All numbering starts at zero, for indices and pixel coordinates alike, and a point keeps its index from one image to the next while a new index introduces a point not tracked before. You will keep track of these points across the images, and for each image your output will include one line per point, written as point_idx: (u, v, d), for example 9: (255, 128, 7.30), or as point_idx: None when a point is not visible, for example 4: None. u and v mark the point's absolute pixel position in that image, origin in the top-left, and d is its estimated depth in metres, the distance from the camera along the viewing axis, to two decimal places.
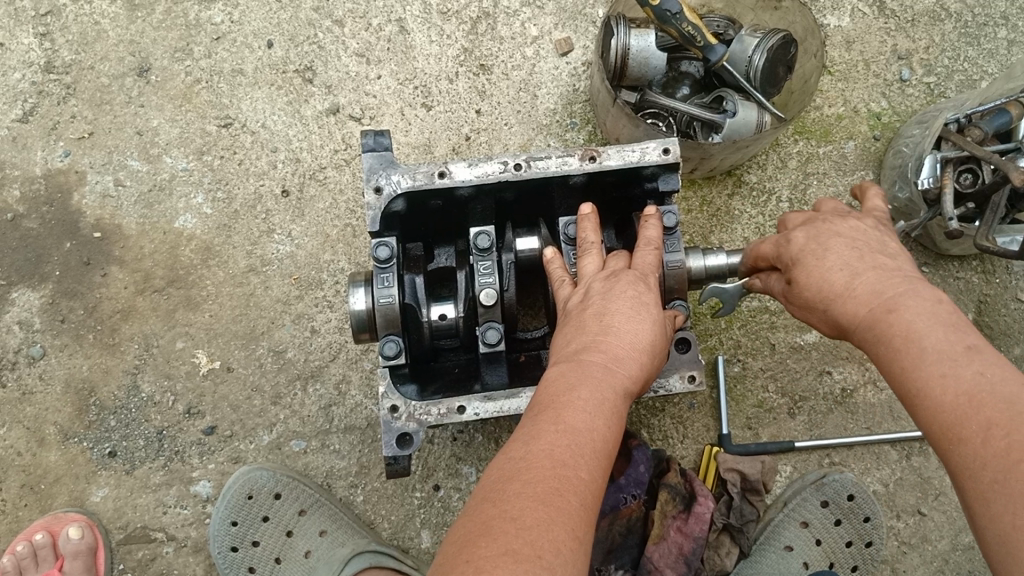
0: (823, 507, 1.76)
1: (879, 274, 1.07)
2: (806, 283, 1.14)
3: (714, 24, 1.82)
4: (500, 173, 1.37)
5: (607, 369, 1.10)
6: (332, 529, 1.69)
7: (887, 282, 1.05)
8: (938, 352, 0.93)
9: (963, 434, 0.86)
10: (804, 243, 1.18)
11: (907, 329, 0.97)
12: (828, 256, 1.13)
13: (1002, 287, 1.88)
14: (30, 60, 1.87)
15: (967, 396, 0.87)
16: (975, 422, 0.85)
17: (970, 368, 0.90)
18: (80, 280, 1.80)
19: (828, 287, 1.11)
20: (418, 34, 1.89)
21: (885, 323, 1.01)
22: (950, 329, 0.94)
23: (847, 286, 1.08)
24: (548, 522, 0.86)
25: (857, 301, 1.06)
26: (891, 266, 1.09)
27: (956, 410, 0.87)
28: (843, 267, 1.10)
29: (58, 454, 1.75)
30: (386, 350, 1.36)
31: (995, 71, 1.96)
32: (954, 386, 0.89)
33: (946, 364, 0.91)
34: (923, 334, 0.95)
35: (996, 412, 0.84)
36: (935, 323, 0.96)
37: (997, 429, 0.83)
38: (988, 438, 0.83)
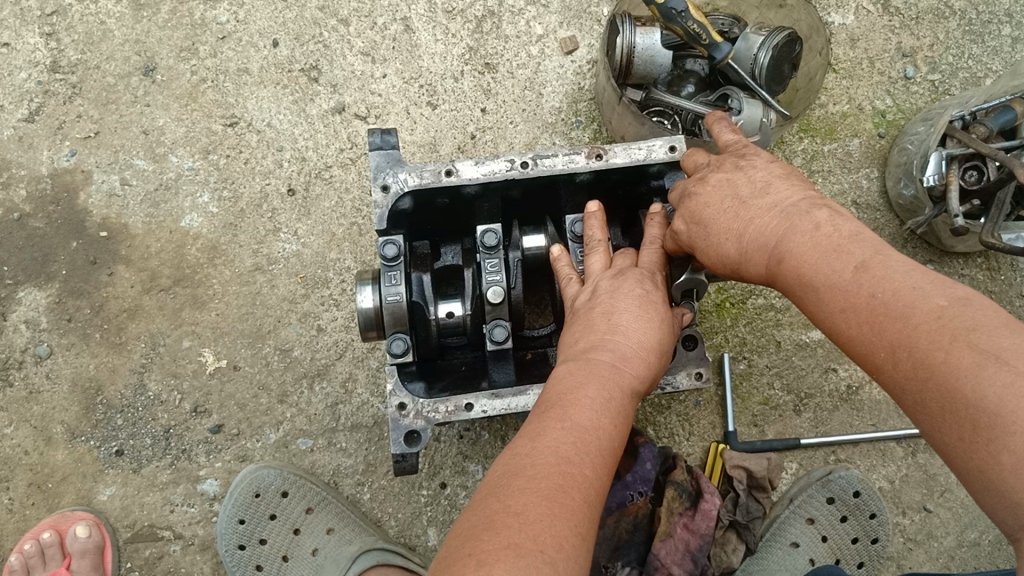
0: (829, 504, 1.76)
1: (754, 220, 1.07)
2: (706, 263, 1.15)
3: (719, 22, 1.82)
4: (507, 171, 1.36)
5: (614, 368, 1.10)
6: (339, 527, 1.69)
7: (766, 228, 1.05)
8: (833, 288, 0.95)
9: (877, 364, 0.89)
10: (684, 226, 1.17)
11: (799, 275, 0.99)
12: (710, 229, 1.13)
13: (1007, 284, 1.88)
14: (35, 59, 1.87)
15: (868, 326, 0.90)
16: (881, 347, 0.88)
17: (862, 296, 0.91)
18: (87, 280, 1.80)
19: (726, 260, 1.11)
20: (423, 33, 1.90)
21: (781, 275, 1.02)
22: (833, 258, 0.95)
23: (741, 253, 1.09)
24: (551, 518, 0.86)
25: (752, 262, 1.07)
26: (764, 204, 1.07)
27: (863, 342, 0.91)
28: (728, 229, 1.10)
29: (65, 453, 1.75)
30: (394, 348, 1.36)
31: (999, 69, 1.96)
32: (855, 319, 0.92)
33: (842, 298, 0.93)
34: (813, 272, 0.97)
35: (895, 332, 0.87)
36: (819, 256, 0.97)
37: (901, 353, 0.86)
38: (897, 363, 0.86)
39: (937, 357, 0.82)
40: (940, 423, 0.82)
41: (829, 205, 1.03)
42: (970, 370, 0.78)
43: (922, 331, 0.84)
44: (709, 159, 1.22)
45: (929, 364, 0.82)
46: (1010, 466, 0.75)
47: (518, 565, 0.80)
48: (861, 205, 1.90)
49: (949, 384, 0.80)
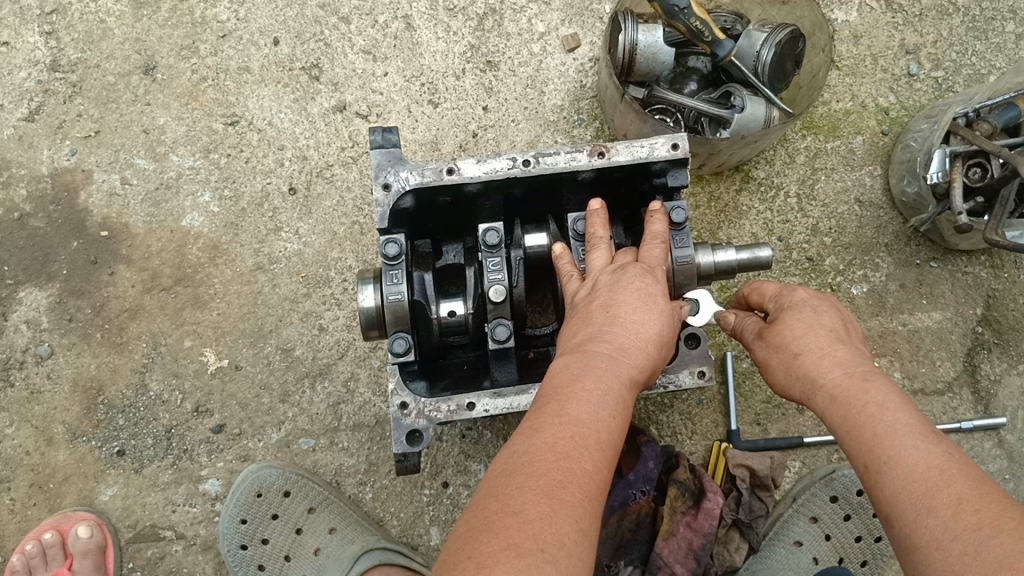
0: (832, 502, 1.75)
1: (857, 350, 1.13)
2: (787, 331, 1.16)
3: (722, 19, 1.81)
4: (509, 169, 1.36)
5: (613, 360, 1.09)
6: (341, 527, 1.68)
7: (865, 362, 1.10)
8: (909, 429, 0.97)
9: (931, 503, 0.88)
10: (804, 298, 1.21)
11: (883, 401, 1.02)
12: (818, 316, 1.17)
13: (1011, 282, 1.88)
14: (35, 58, 1.87)
15: (936, 470, 0.91)
16: (944, 493, 0.88)
17: (940, 449, 0.94)
18: (88, 279, 1.80)
19: (807, 343, 1.13)
20: (424, 31, 1.89)
21: (860, 391, 1.05)
22: (919, 415, 1.00)
23: (827, 347, 1.12)
24: (551, 515, 0.86)
25: (835, 361, 1.10)
26: (868, 349, 1.15)
27: (925, 481, 0.90)
28: (831, 331, 1.14)
29: (67, 453, 1.75)
30: (396, 347, 1.35)
31: (1003, 65, 1.95)
32: (926, 459, 0.93)
33: (918, 439, 0.96)
34: (897, 408, 1.01)
35: (965, 489, 0.88)
36: (908, 404, 1.01)
37: (966, 503, 0.86)
38: (959, 511, 0.85)
39: (1009, 523, 0.82)
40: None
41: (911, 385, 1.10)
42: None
43: (995, 501, 0.85)
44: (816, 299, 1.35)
45: (998, 524, 0.82)
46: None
47: (519, 566, 0.79)
48: (864, 203, 1.89)
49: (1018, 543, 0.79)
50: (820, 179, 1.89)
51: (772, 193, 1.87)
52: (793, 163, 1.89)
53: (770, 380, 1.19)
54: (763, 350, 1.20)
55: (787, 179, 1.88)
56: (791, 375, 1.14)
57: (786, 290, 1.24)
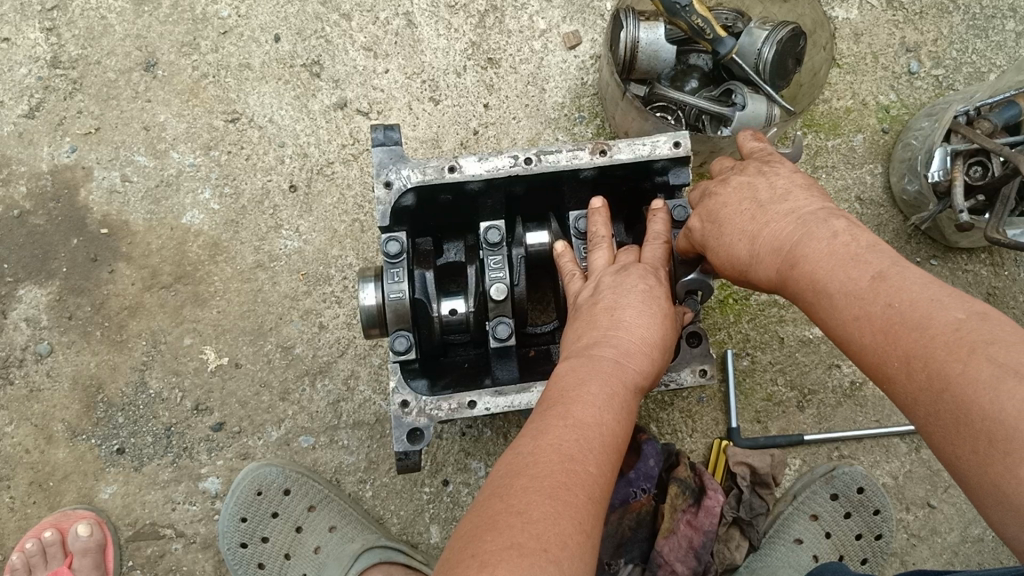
0: (833, 500, 1.74)
1: (772, 226, 1.06)
2: (719, 261, 1.14)
3: (723, 16, 1.81)
4: (511, 167, 1.36)
5: (617, 364, 1.09)
6: (341, 525, 1.68)
7: (782, 234, 1.04)
8: (844, 295, 0.92)
9: (888, 373, 0.85)
10: (701, 227, 1.19)
11: (814, 279, 0.97)
12: (724, 227, 1.13)
13: (1011, 280, 1.88)
14: (35, 55, 1.86)
15: (882, 334, 0.87)
16: (895, 354, 0.84)
17: (876, 303, 0.88)
18: (88, 277, 1.79)
19: (737, 259, 1.10)
20: (425, 28, 1.89)
21: (794, 280, 1.00)
22: (849, 265, 0.93)
23: (751, 254, 1.08)
24: (555, 516, 0.86)
25: (764, 264, 1.06)
26: (783, 211, 1.06)
27: (875, 351, 0.87)
28: (744, 232, 1.10)
29: (67, 451, 1.75)
30: (397, 346, 1.34)
31: (1003, 64, 1.95)
32: (868, 326, 0.88)
33: (855, 305, 0.91)
34: (827, 279, 0.95)
35: (908, 343, 0.83)
36: (835, 264, 0.95)
37: (915, 362, 0.82)
38: (911, 373, 0.83)
39: (953, 369, 0.78)
40: (957, 440, 0.78)
41: (848, 216, 1.01)
42: (988, 383, 0.75)
43: (938, 344, 0.81)
44: (735, 164, 1.23)
45: (944, 377, 0.79)
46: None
47: (522, 565, 0.79)
48: (865, 201, 1.89)
49: (965, 397, 0.77)
50: (821, 177, 1.89)
51: None
52: None
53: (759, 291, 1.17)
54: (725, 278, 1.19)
55: None
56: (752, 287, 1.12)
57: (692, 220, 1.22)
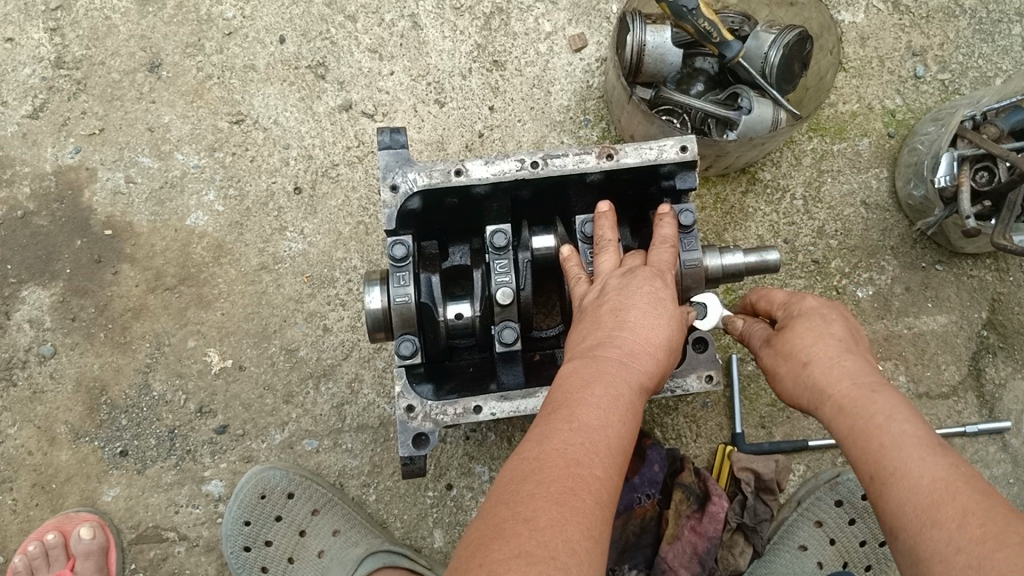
0: (837, 506, 1.74)
1: (863, 358, 1.12)
2: (795, 337, 1.16)
3: (729, 20, 1.81)
4: (517, 171, 1.35)
5: (622, 365, 1.09)
6: (345, 529, 1.68)
7: (871, 368, 1.10)
8: (915, 440, 0.98)
9: (936, 517, 0.90)
10: (814, 305, 1.19)
11: (888, 412, 1.02)
12: (832, 320, 1.16)
13: (1016, 286, 1.87)
14: (40, 55, 1.86)
15: (944, 482, 0.92)
16: (953, 507, 0.89)
17: (946, 463, 0.95)
18: (92, 278, 1.79)
19: (813, 351, 1.13)
20: (430, 29, 1.88)
21: (865, 399, 1.05)
22: (927, 425, 1.00)
23: (838, 352, 1.11)
24: (562, 522, 0.85)
25: (841, 370, 1.09)
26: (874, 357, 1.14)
27: (932, 492, 0.92)
28: (836, 336, 1.14)
29: (70, 453, 1.74)
30: (403, 350, 1.35)
31: (1010, 68, 1.94)
32: (932, 472, 0.94)
33: (924, 452, 0.96)
34: (902, 420, 1.01)
35: (972, 502, 0.89)
36: (915, 416, 1.02)
37: (974, 517, 0.87)
38: (964, 523, 0.87)
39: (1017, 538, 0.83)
40: None
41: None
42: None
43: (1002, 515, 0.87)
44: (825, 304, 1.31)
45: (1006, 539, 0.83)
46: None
47: None
48: (870, 206, 1.88)
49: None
50: (826, 182, 1.88)
51: (778, 195, 1.87)
52: (799, 165, 1.88)
53: (776, 388, 1.18)
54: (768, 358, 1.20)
55: (793, 181, 1.87)
56: (799, 382, 1.13)
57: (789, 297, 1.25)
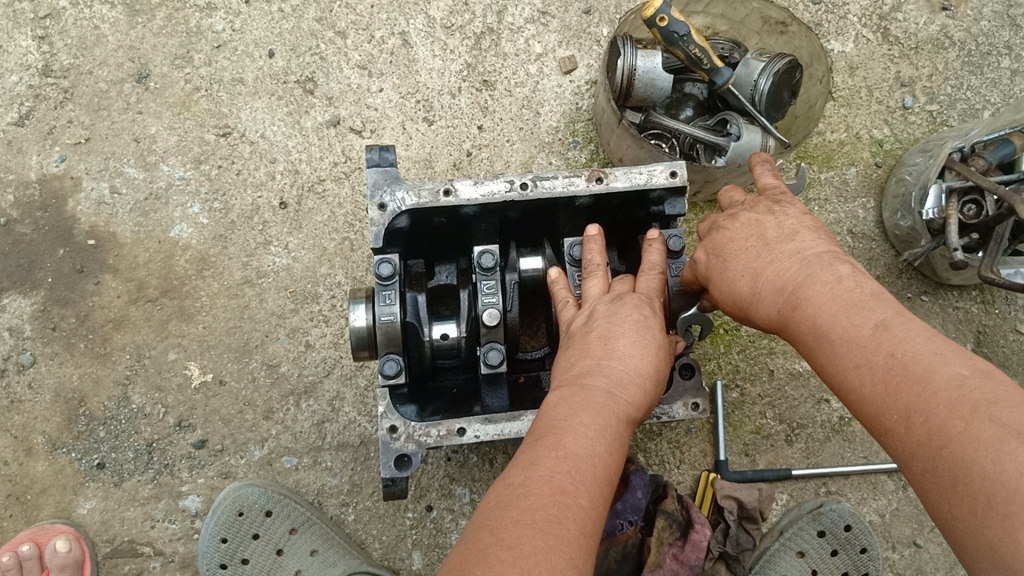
0: (819, 537, 1.71)
1: (775, 269, 1.08)
2: (721, 297, 1.17)
3: (720, 46, 1.81)
4: (506, 192, 1.34)
5: (610, 395, 1.08)
6: (323, 549, 1.65)
7: (786, 275, 1.07)
8: (847, 343, 0.95)
9: (888, 426, 0.88)
10: (706, 261, 1.20)
11: (815, 326, 1.00)
12: (729, 265, 1.15)
13: (1001, 318, 1.87)
14: (27, 62, 1.84)
15: (884, 384, 0.89)
16: (896, 409, 0.87)
17: (881, 355, 0.91)
18: (73, 288, 1.77)
19: (738, 297, 1.13)
20: (421, 47, 1.88)
21: (794, 323, 1.03)
22: (853, 314, 0.96)
23: (753, 292, 1.10)
24: (546, 550, 0.84)
25: (765, 304, 1.08)
26: (788, 252, 1.09)
27: (876, 401, 0.90)
28: (745, 272, 1.12)
29: (46, 465, 1.72)
30: (386, 369, 1.33)
31: (997, 101, 1.95)
32: (871, 376, 0.91)
33: (859, 353, 0.93)
34: (829, 328, 0.98)
35: (912, 398, 0.86)
36: (838, 311, 0.98)
37: (916, 417, 0.85)
38: (911, 427, 0.85)
39: (956, 428, 0.80)
40: (950, 499, 0.80)
41: (852, 262, 1.04)
42: (989, 445, 0.77)
43: (940, 401, 0.83)
44: (744, 197, 1.25)
45: (946, 435, 0.81)
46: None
47: None
48: (857, 234, 1.89)
49: (966, 455, 0.78)
50: (813, 210, 1.89)
51: None
52: None
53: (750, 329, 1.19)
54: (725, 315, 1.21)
55: None
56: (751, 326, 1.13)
57: (698, 253, 1.24)
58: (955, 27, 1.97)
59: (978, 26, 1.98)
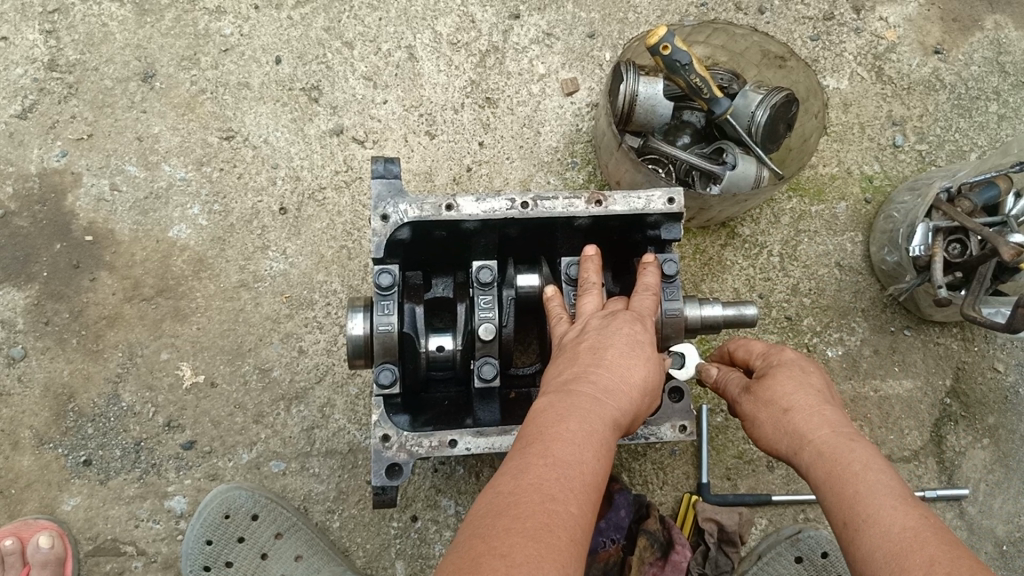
0: (796, 563, 1.74)
1: (844, 414, 1.17)
2: (779, 388, 1.21)
3: (720, 77, 1.84)
4: (507, 210, 1.37)
5: (598, 402, 1.09)
6: (308, 555, 1.67)
7: (849, 424, 1.15)
8: (890, 491, 1.02)
9: (906, 564, 0.92)
10: (791, 359, 1.26)
11: (866, 462, 1.06)
12: (812, 377, 1.22)
13: (980, 356, 1.92)
14: (33, 56, 1.85)
15: (913, 531, 0.95)
16: (920, 555, 0.92)
17: (916, 513, 0.98)
18: (69, 283, 1.77)
19: (797, 402, 1.18)
20: (426, 62, 1.90)
21: (844, 450, 1.09)
22: (898, 478, 1.05)
23: (819, 408, 1.17)
24: (538, 559, 0.85)
25: (819, 424, 1.14)
26: (850, 415, 1.19)
27: (902, 541, 0.94)
28: (819, 392, 1.19)
29: (32, 459, 1.71)
30: (382, 379, 1.34)
31: (985, 144, 2.00)
32: (902, 520, 0.97)
33: (897, 501, 1.00)
34: (878, 469, 1.05)
35: (939, 552, 0.91)
36: (888, 468, 1.06)
37: (938, 564, 0.90)
38: (930, 568, 0.89)
39: None
40: None
41: None
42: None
43: (966, 565, 0.89)
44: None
45: None
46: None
47: None
48: (844, 267, 1.92)
49: None
50: (803, 241, 1.92)
51: (756, 251, 1.90)
52: (778, 223, 1.92)
53: (754, 432, 1.22)
54: (750, 401, 1.24)
55: (771, 239, 1.91)
56: (779, 428, 1.18)
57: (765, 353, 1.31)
58: (947, 70, 2.02)
59: (969, 70, 2.03)
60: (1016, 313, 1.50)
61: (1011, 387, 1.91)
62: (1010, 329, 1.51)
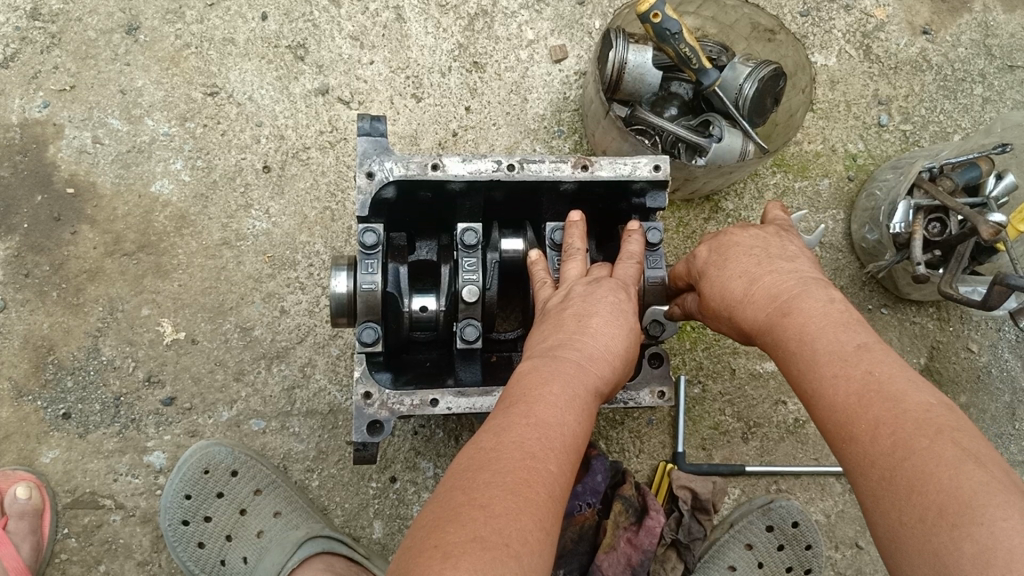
0: (767, 531, 1.77)
1: (774, 278, 1.14)
2: (710, 292, 1.22)
3: (709, 49, 1.84)
4: (493, 171, 1.36)
5: (580, 366, 1.10)
6: (286, 511, 1.67)
7: (781, 286, 1.12)
8: (830, 354, 0.99)
9: (854, 433, 0.91)
10: (708, 255, 1.27)
11: (801, 332, 1.04)
12: (729, 265, 1.20)
13: (955, 335, 1.94)
14: (15, 4, 1.81)
15: (857, 395, 0.93)
16: (865, 419, 0.90)
17: (859, 369, 0.95)
18: (49, 236, 1.75)
19: (728, 295, 1.18)
20: (414, 24, 1.89)
21: (779, 328, 1.07)
22: (839, 331, 1.01)
23: (745, 294, 1.15)
24: (515, 511, 0.87)
25: (755, 306, 1.13)
26: (787, 268, 1.15)
27: (848, 409, 0.93)
28: (744, 274, 1.17)
29: (9, 411, 1.70)
30: (364, 337, 1.34)
31: (969, 126, 2.01)
32: (846, 385, 0.94)
33: (837, 364, 0.97)
34: (815, 337, 1.02)
35: (882, 410, 0.89)
36: (824, 326, 1.02)
37: (885, 427, 0.88)
38: (875, 436, 0.88)
39: (920, 443, 0.84)
40: (904, 505, 0.82)
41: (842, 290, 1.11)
42: (952, 462, 0.81)
43: (910, 418, 0.87)
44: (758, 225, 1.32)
45: (909, 446, 0.85)
46: (967, 554, 0.75)
47: (485, 559, 0.80)
48: (825, 244, 1.94)
49: (926, 466, 0.82)
50: None
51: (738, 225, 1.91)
52: (761, 198, 1.93)
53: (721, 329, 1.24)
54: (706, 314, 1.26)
55: (754, 213, 1.92)
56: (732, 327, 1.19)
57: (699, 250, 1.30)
58: (934, 51, 2.03)
59: (955, 51, 2.04)
60: (991, 291, 1.51)
61: (984, 367, 1.94)
62: (986, 306, 1.52)
